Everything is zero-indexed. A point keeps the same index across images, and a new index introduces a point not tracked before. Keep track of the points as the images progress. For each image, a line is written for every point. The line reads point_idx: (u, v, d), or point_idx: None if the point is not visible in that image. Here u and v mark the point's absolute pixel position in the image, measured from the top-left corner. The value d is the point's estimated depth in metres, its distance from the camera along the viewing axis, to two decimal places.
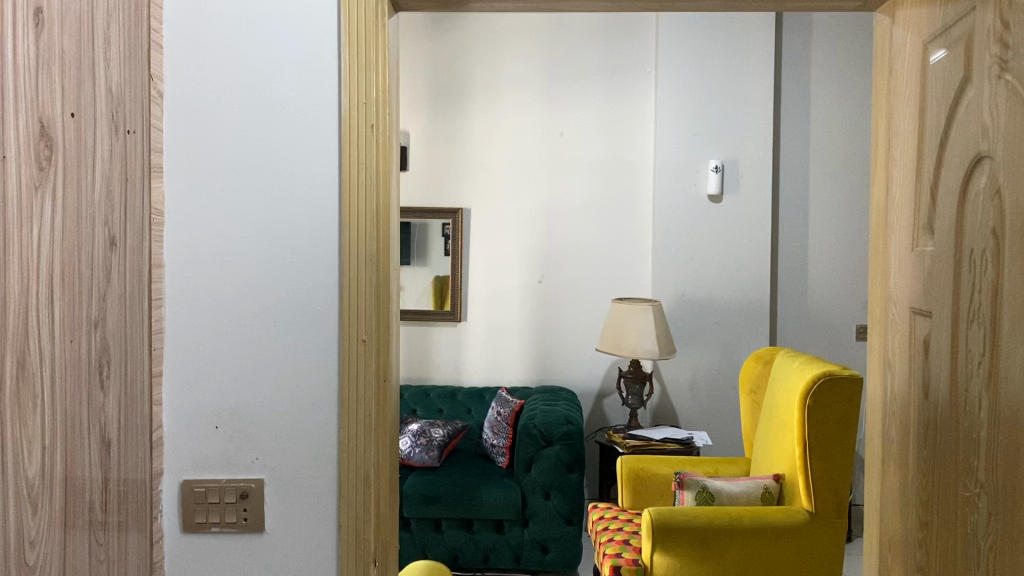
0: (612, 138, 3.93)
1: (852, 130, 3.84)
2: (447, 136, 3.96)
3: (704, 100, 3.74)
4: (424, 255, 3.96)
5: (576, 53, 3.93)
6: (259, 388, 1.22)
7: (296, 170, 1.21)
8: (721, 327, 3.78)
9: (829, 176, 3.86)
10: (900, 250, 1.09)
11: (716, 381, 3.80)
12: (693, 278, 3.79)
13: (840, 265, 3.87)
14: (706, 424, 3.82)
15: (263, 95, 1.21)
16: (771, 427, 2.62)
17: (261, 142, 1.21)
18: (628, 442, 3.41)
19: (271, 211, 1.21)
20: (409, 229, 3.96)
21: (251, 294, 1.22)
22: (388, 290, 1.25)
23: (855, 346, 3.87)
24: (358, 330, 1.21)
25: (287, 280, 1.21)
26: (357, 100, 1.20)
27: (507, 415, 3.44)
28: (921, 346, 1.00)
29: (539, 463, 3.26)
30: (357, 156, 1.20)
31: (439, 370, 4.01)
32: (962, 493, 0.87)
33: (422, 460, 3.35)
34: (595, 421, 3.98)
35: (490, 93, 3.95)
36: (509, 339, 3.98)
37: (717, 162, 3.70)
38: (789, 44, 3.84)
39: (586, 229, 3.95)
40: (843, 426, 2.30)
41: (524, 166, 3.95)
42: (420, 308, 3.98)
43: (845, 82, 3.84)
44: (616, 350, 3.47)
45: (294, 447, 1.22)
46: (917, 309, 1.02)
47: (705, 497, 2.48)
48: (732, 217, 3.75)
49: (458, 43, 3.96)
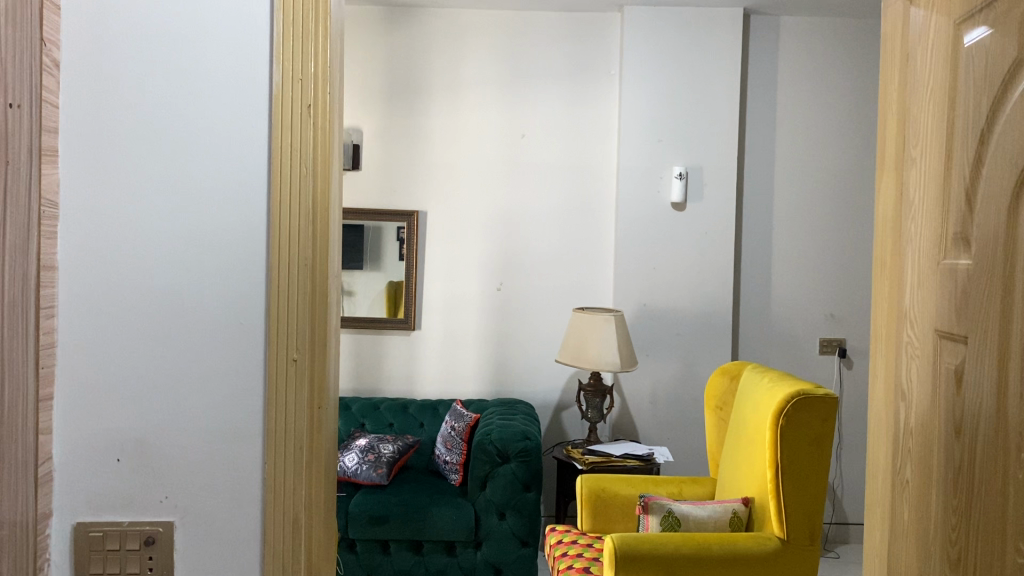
0: (575, 141, 3.78)
1: (818, 139, 3.75)
2: (403, 136, 3.78)
3: (670, 103, 3.63)
4: (378, 259, 3.77)
5: (539, 51, 3.77)
6: (170, 414, 1.03)
7: (216, 155, 1.02)
8: (683, 339, 3.66)
9: (796, 185, 3.75)
10: (921, 263, 0.95)
11: (678, 394, 3.67)
12: (656, 288, 3.65)
13: (806, 277, 3.77)
14: (666, 439, 3.69)
15: (177, 65, 1.02)
16: (738, 445, 2.50)
17: (176, 122, 1.02)
18: (586, 458, 3.25)
19: (185, 203, 1.02)
20: (363, 232, 3.76)
21: (163, 300, 1.03)
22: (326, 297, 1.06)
23: (818, 360, 3.77)
24: (289, 347, 1.03)
25: (203, 284, 1.03)
26: (293, 75, 1.02)
27: (462, 429, 3.26)
28: (952, 376, 0.86)
29: (494, 481, 3.08)
30: (293, 141, 1.02)
31: (391, 382, 3.81)
32: (1015, 554, 0.73)
33: (369, 478, 3.17)
34: (552, 435, 3.82)
35: (449, 91, 3.78)
36: (465, 349, 3.81)
37: (681, 168, 3.58)
38: (757, 46, 3.74)
39: (547, 234, 3.79)
40: (816, 448, 2.19)
41: (483, 167, 3.79)
42: (372, 316, 3.78)
43: (814, 89, 3.74)
44: (577, 361, 3.32)
45: (210, 484, 1.03)
46: (947, 333, 0.88)
47: (671, 523, 2.29)
48: (697, 226, 3.64)
49: (415, 38, 3.77)
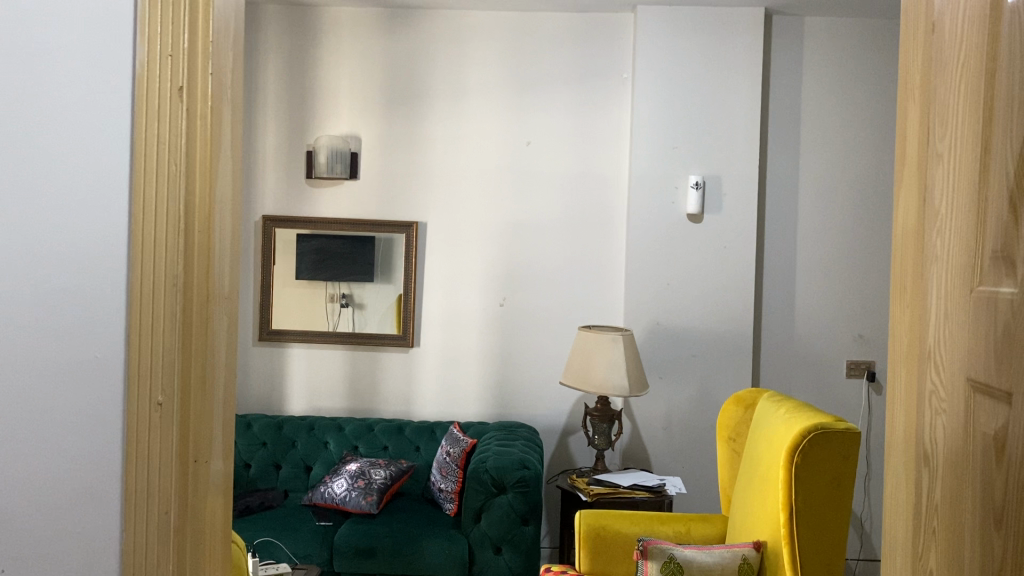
0: (584, 149, 3.58)
1: (845, 147, 3.50)
2: (404, 143, 3.60)
3: (685, 109, 3.41)
4: (389, 272, 3.58)
5: (548, 54, 3.58)
6: (10, 467, 0.83)
7: (68, 150, 0.83)
8: (698, 360, 3.42)
9: (821, 197, 3.51)
10: (949, 292, 0.74)
11: (693, 419, 3.43)
12: (669, 306, 3.42)
13: (832, 294, 3.51)
14: (680, 468, 3.44)
15: (22, 40, 0.83)
16: (750, 483, 2.27)
17: (20, 110, 0.83)
18: (592, 489, 3.02)
19: (34, 209, 0.83)
20: (373, 243, 3.57)
21: (6, 331, 0.83)
22: (204, 326, 0.85)
23: (844, 384, 3.51)
24: (152, 388, 0.82)
25: (49, 309, 0.83)
26: (162, 50, 0.82)
27: (458, 455, 3.07)
28: (989, 444, 0.65)
29: (489, 513, 2.86)
30: (159, 131, 0.82)
31: (389, 402, 3.62)
32: None
33: (358, 506, 2.98)
34: (558, 462, 3.59)
35: (452, 96, 3.59)
36: (467, 368, 3.60)
37: (697, 178, 3.37)
38: (780, 49, 3.51)
39: (554, 247, 3.59)
40: (835, 488, 1.95)
41: (487, 176, 3.59)
42: (382, 332, 3.59)
43: (843, 94, 3.50)
44: (582, 384, 3.10)
45: (56, 555, 0.83)
46: (984, 386, 0.66)
47: (673, 569, 2.05)
48: (714, 239, 3.41)
49: (417, 41, 3.60)
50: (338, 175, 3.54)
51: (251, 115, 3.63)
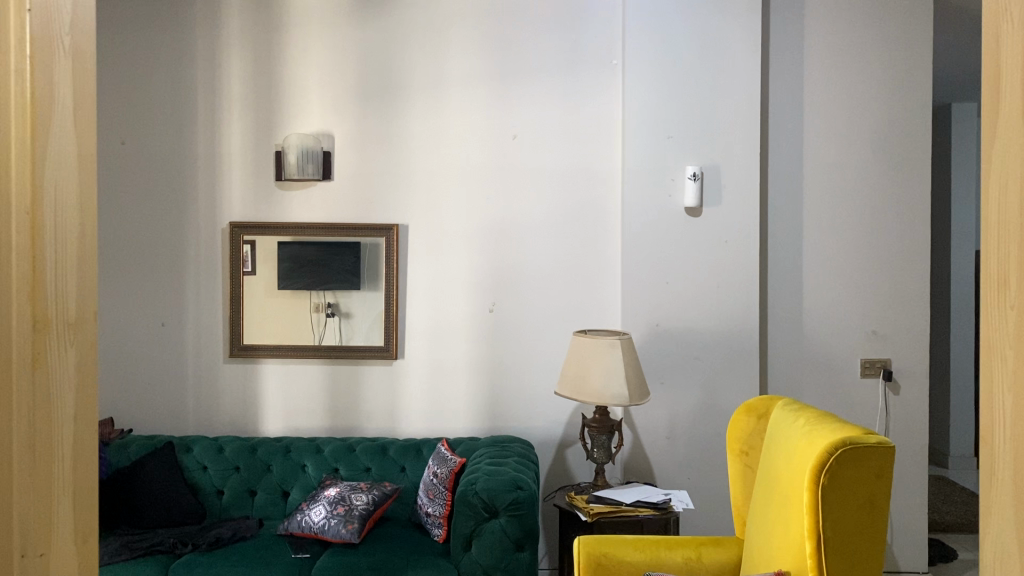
0: (574, 142, 3.33)
1: (852, 132, 3.26)
2: (380, 140, 3.35)
3: (680, 95, 3.16)
4: (374, 278, 3.32)
5: (532, 41, 3.33)
6: None
7: None
8: (701, 363, 3.17)
9: (829, 186, 3.27)
10: None
11: (698, 427, 3.18)
12: (668, 306, 3.18)
13: (843, 289, 3.27)
14: (687, 481, 3.18)
15: None
16: (768, 503, 2.02)
17: None
18: (591, 508, 2.76)
19: None
20: (355, 249, 3.32)
21: None
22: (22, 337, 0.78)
23: (860, 384, 3.26)
24: None
25: None
26: None
27: (445, 476, 2.82)
28: None
29: (480, 539, 2.59)
30: None
31: (371, 419, 3.37)
32: None
33: (338, 535, 2.72)
34: (555, 478, 3.34)
35: (431, 89, 3.35)
36: (455, 379, 3.36)
37: (695, 168, 3.12)
38: (779, 29, 3.27)
39: (545, 246, 3.34)
40: (869, 513, 1.71)
41: (473, 174, 3.34)
42: (367, 344, 3.33)
43: (850, 75, 3.26)
44: (577, 394, 2.84)
45: None
46: None
47: None
48: (715, 233, 3.16)
49: (392, 31, 3.35)
50: (310, 176, 3.29)
51: (213, 116, 3.38)
